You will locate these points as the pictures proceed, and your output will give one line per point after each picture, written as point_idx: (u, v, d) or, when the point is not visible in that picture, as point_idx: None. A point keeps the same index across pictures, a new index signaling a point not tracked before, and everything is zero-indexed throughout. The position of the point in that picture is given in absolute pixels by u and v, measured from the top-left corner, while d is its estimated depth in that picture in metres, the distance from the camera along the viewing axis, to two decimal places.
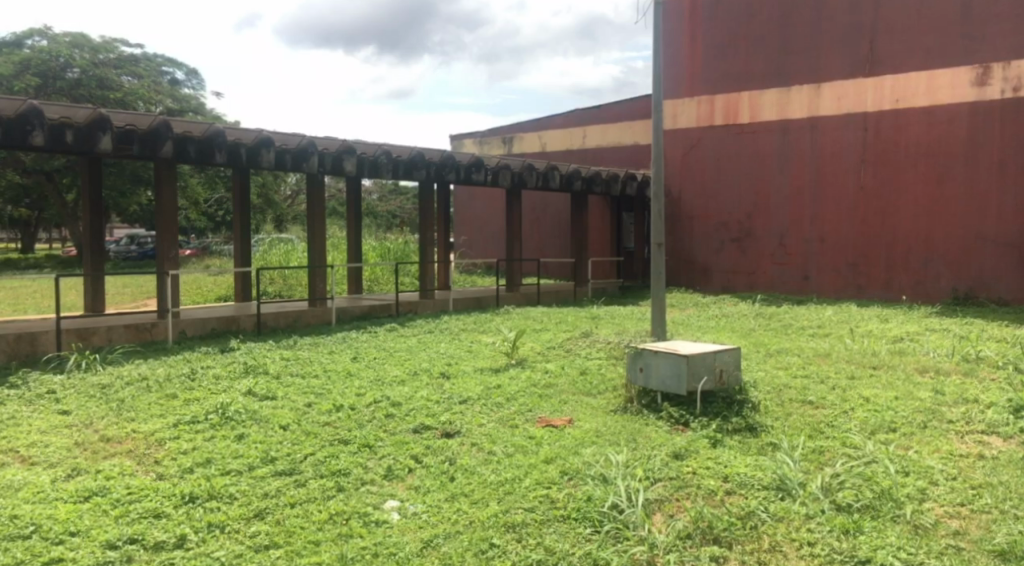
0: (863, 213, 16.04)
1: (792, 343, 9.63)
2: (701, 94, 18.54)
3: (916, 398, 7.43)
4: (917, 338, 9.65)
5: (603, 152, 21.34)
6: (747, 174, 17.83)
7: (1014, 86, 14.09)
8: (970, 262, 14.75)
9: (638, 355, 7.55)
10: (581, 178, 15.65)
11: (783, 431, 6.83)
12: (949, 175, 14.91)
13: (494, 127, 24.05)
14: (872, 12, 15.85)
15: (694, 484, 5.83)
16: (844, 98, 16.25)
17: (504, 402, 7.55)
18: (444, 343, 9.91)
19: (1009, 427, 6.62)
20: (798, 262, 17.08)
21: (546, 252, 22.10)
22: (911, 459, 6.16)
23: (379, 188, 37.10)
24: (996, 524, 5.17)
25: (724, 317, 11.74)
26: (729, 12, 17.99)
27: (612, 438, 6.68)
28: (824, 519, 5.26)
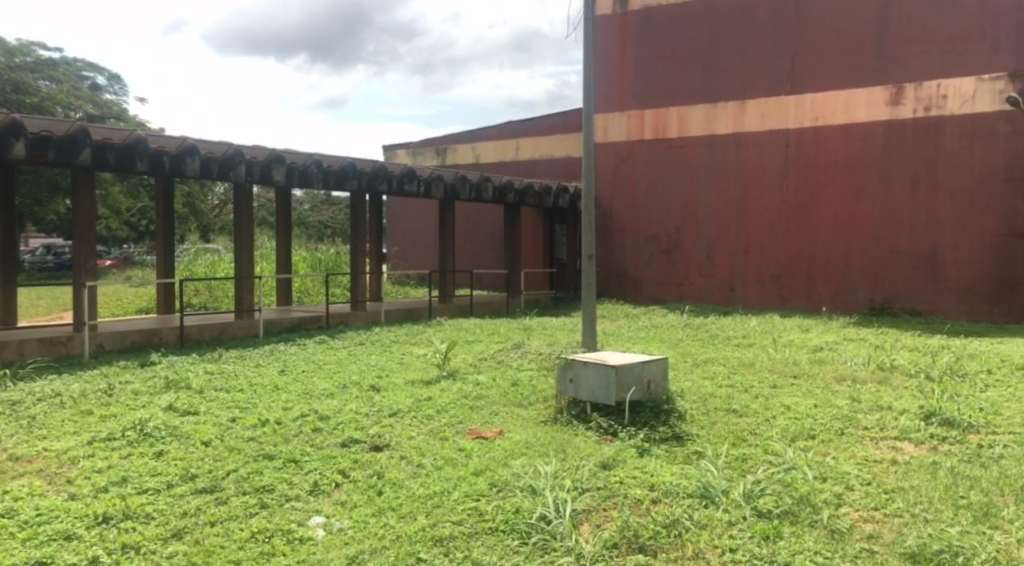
0: (786, 227, 16.55)
1: (718, 353, 9.86)
2: (631, 109, 18.81)
3: (835, 405, 7.69)
4: (836, 347, 10.00)
5: (536, 165, 21.52)
6: (676, 187, 18.17)
7: (925, 106, 14.84)
8: (886, 274, 15.38)
9: (568, 366, 7.62)
10: (514, 190, 15.76)
11: (708, 439, 6.99)
12: (866, 190, 15.52)
13: (428, 137, 23.98)
14: (793, 32, 16.44)
15: (621, 494, 5.91)
16: (767, 114, 16.74)
17: (434, 415, 7.52)
18: (374, 354, 9.82)
19: (921, 433, 6.89)
20: (725, 274, 17.45)
21: (479, 263, 22.15)
22: (829, 465, 6.36)
23: (311, 199, 36.56)
24: (907, 527, 5.35)
25: (654, 327, 11.94)
26: (657, 29, 18.36)
27: (541, 449, 6.72)
28: (745, 525, 5.39)
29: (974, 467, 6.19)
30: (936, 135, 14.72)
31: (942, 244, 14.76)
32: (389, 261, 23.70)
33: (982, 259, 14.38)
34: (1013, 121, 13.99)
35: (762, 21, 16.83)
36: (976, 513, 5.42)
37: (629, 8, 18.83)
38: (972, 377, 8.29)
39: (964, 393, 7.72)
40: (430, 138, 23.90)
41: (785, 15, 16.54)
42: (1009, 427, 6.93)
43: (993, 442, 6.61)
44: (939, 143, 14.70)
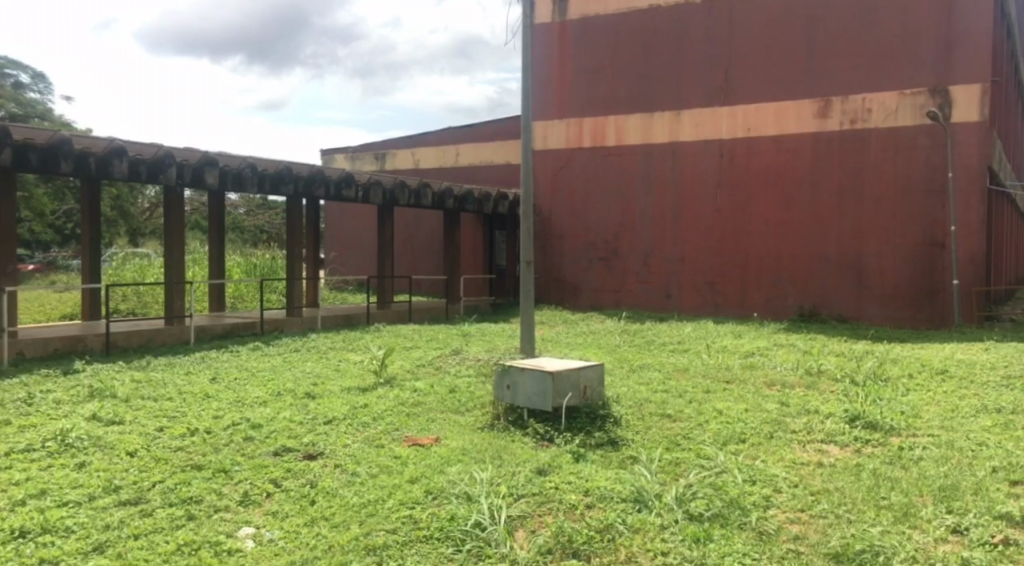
0: (720, 234, 16.92)
1: (654, 358, 10.00)
2: (570, 116, 18.99)
3: (764, 410, 7.88)
4: (766, 352, 10.27)
5: (477, 171, 21.55)
6: (613, 195, 18.40)
7: (851, 119, 15.40)
8: (814, 281, 15.86)
9: (505, 373, 7.65)
10: (453, 196, 15.75)
11: (642, 444, 7.08)
12: (796, 200, 15.99)
13: (367, 142, 23.81)
14: (726, 44, 16.82)
15: (556, 499, 5.94)
16: (702, 124, 17.11)
17: (370, 422, 7.45)
18: (310, 361, 9.69)
19: (845, 436, 7.12)
20: (661, 280, 17.73)
21: (420, 269, 22.05)
22: (758, 468, 6.51)
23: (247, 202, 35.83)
24: (831, 528, 5.48)
25: (591, 333, 12.07)
26: (595, 38, 18.57)
27: (478, 456, 6.72)
28: (677, 529, 5.47)
29: (895, 468, 6.40)
30: (861, 147, 15.28)
31: (867, 252, 15.28)
32: (327, 266, 23.43)
33: (905, 267, 14.92)
34: (933, 134, 14.60)
35: (696, 33, 17.19)
36: (896, 513, 5.57)
37: (567, 17, 19.03)
38: (894, 381, 8.59)
39: (887, 397, 8.00)
40: (369, 143, 23.73)
41: (718, 28, 16.92)
42: (928, 429, 7.20)
43: (913, 444, 6.86)
44: (864, 155, 15.26)
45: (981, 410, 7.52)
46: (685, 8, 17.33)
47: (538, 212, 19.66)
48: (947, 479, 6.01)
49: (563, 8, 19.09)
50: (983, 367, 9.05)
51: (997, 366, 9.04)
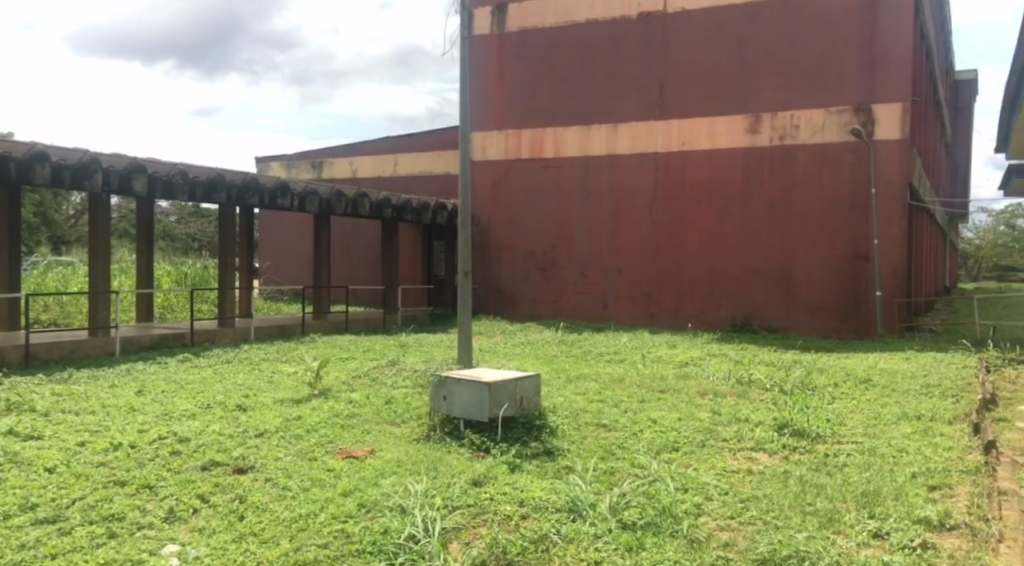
0: (656, 246, 17.19)
1: (590, 369, 10.08)
2: (509, 128, 19.05)
3: (697, 418, 8.03)
4: (699, 362, 10.47)
5: (416, 181, 21.48)
6: (551, 206, 18.53)
7: (781, 135, 15.88)
8: (746, 293, 16.25)
9: (442, 384, 7.62)
10: (391, 206, 15.67)
11: (578, 453, 7.14)
12: (728, 213, 16.37)
13: (303, 151, 23.52)
14: (661, 59, 17.15)
15: (491, 510, 5.93)
16: (638, 138, 17.39)
17: (304, 434, 7.33)
18: (242, 373, 9.48)
19: (774, 444, 7.30)
20: (598, 291, 17.92)
21: (357, 279, 21.84)
22: (690, 476, 6.62)
23: (178, 210, 34.85)
24: (759, 534, 5.56)
25: (528, 344, 12.12)
26: (534, 50, 18.71)
27: (413, 467, 6.67)
28: (610, 538, 5.50)
29: (821, 474, 6.58)
30: (790, 162, 15.75)
31: (796, 265, 15.73)
32: (261, 275, 23.00)
33: (832, 279, 15.40)
34: (858, 151, 15.14)
35: (632, 48, 17.48)
36: (821, 519, 5.71)
37: (506, 29, 19.12)
38: (821, 391, 8.84)
39: (814, 405, 8.24)
40: (305, 151, 23.44)
41: (653, 44, 17.24)
42: (852, 436, 7.44)
43: (838, 451, 7.06)
44: (793, 170, 15.73)
45: (902, 418, 7.79)
46: (621, 23, 17.62)
47: (475, 222, 19.63)
48: (869, 485, 6.20)
49: (502, 20, 19.18)
50: (904, 376, 9.39)
51: (917, 375, 9.40)
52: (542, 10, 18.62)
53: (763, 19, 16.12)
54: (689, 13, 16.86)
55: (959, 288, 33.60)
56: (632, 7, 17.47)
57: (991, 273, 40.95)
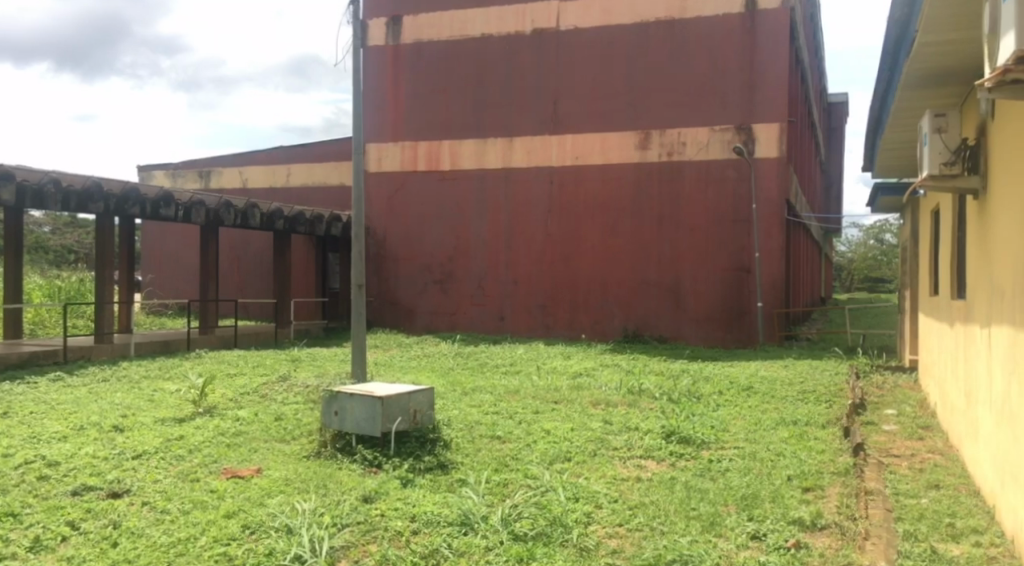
0: (550, 258, 17.45)
1: (486, 381, 10.10)
2: (404, 139, 18.94)
3: (589, 428, 8.18)
4: (592, 373, 10.68)
5: (311, 192, 21.08)
6: (448, 218, 18.53)
7: (669, 151, 16.44)
8: (637, 304, 16.70)
9: (333, 399, 7.48)
10: (284, 217, 15.33)
11: (471, 466, 7.14)
12: (619, 226, 16.81)
13: (190, 159, 22.71)
14: (554, 74, 17.47)
15: (381, 527, 5.85)
16: (533, 152, 17.64)
17: (186, 455, 7.05)
18: (119, 392, 9.03)
19: (662, 451, 7.51)
20: (495, 303, 18.02)
21: (249, 292, 21.24)
22: (581, 485, 6.72)
23: (52, 220, 32.88)
24: (645, 540, 5.68)
25: (425, 357, 12.06)
26: (429, 63, 18.70)
27: (302, 485, 6.51)
28: (501, 550, 5.47)
29: (705, 480, 6.80)
30: (677, 177, 16.33)
31: (683, 277, 16.27)
32: (143, 288, 22.01)
33: (717, 291, 16.03)
34: (740, 168, 15.86)
35: (526, 63, 17.73)
36: (704, 522, 5.89)
37: (401, 41, 19.02)
38: (706, 398, 9.17)
39: (699, 413, 8.54)
40: (192, 159, 22.65)
41: (547, 60, 17.54)
42: (735, 441, 7.74)
43: (722, 456, 7.33)
44: (679, 185, 16.31)
45: (780, 423, 8.17)
46: (515, 38, 17.85)
47: (371, 234, 19.39)
48: (748, 489, 6.46)
49: (396, 32, 19.08)
50: (782, 383, 9.84)
51: (795, 382, 9.87)
52: (437, 24, 18.63)
53: (651, 39, 16.65)
54: (581, 31, 17.25)
55: (833, 297, 35.56)
56: (526, 23, 17.72)
57: (862, 284, 43.09)
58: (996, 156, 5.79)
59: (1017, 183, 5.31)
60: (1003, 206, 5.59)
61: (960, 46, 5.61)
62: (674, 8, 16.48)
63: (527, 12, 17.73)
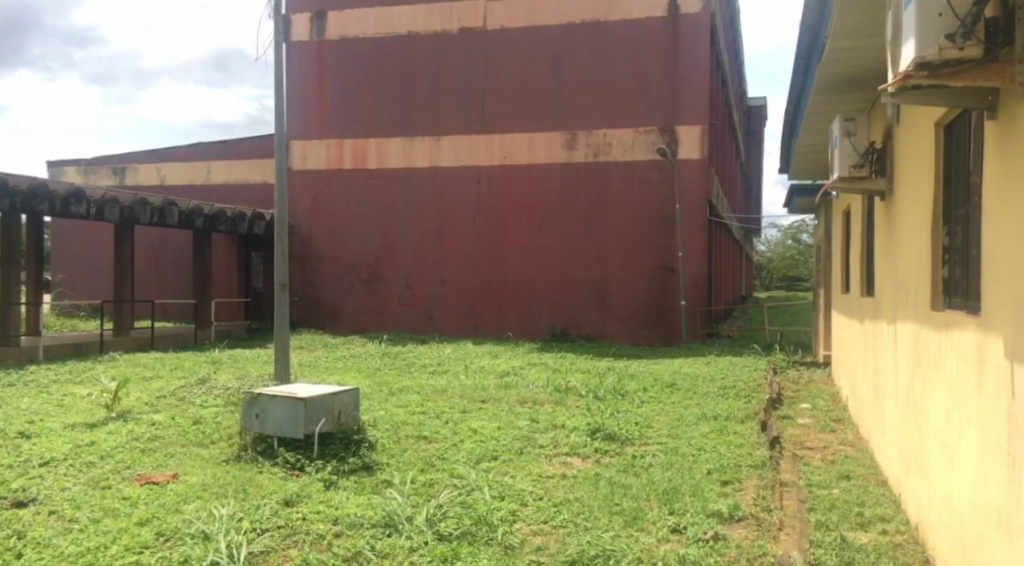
0: (479, 257, 17.46)
1: (413, 381, 10.04)
2: (330, 137, 18.66)
3: (516, 426, 8.21)
4: (520, 371, 10.73)
5: (235, 190, 20.57)
6: (374, 217, 18.35)
7: (594, 152, 16.65)
8: (564, 303, 16.87)
9: (254, 401, 7.31)
10: (203, 215, 14.92)
11: (397, 467, 7.07)
12: (547, 227, 16.94)
13: (104, 155, 21.91)
14: (482, 73, 17.47)
15: (302, 531, 5.73)
16: (461, 151, 17.62)
17: (97, 461, 6.79)
18: (25, 397, 8.63)
19: (587, 448, 7.60)
20: (423, 303, 17.93)
21: (167, 292, 20.63)
22: (506, 484, 6.73)
23: None
24: (569, 536, 5.71)
25: (351, 357, 11.91)
26: (355, 60, 18.46)
27: (219, 490, 6.34)
28: (425, 550, 5.39)
29: (628, 476, 6.89)
30: (603, 178, 16.56)
31: (609, 276, 16.51)
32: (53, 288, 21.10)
33: (642, 289, 16.33)
34: (663, 169, 16.19)
35: (453, 62, 17.68)
36: (626, 517, 5.96)
37: (326, 36, 18.73)
38: (630, 395, 9.31)
39: (623, 409, 8.67)
40: (107, 155, 21.85)
41: (474, 59, 17.53)
42: (657, 437, 7.89)
43: (644, 452, 7.45)
44: (605, 186, 16.55)
45: (701, 418, 8.36)
46: (442, 37, 17.78)
47: (296, 233, 19.04)
48: (670, 483, 6.58)
49: (321, 27, 18.77)
50: (703, 379, 10.07)
51: (715, 378, 10.12)
52: (362, 20, 18.41)
53: (577, 40, 16.81)
54: (507, 30, 17.30)
55: (753, 295, 36.76)
56: (453, 22, 17.68)
57: (781, 284, 45.05)
58: (901, 159, 6.04)
59: (920, 185, 5.56)
60: (907, 207, 5.85)
61: (864, 53, 5.82)
62: (599, 10, 16.67)
63: (454, 11, 17.67)
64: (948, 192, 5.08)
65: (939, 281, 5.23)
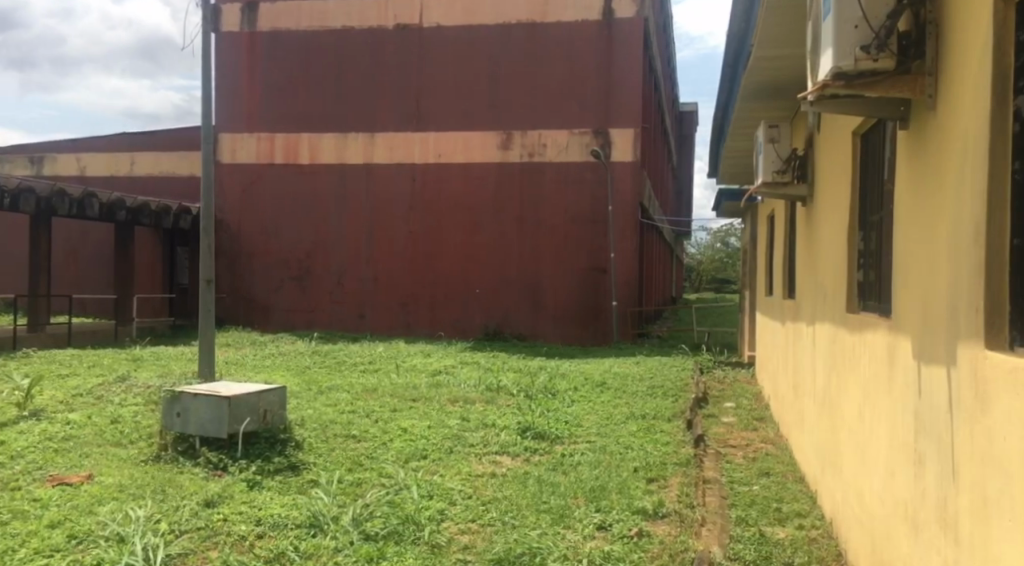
0: (412, 256, 17.36)
1: (343, 380, 9.92)
2: (260, 131, 18.29)
3: (446, 425, 8.19)
4: (452, 370, 10.72)
5: (161, 183, 19.99)
6: (306, 213, 18.05)
7: (529, 152, 16.73)
8: (498, 302, 16.94)
9: (175, 400, 7.12)
10: (126, 208, 14.44)
11: (323, 466, 6.97)
12: (481, 226, 16.96)
13: (20, 144, 21.07)
14: (417, 70, 17.38)
15: (223, 532, 5.58)
16: (395, 148, 17.47)
17: (6, 462, 6.51)
18: None
19: (516, 447, 7.62)
20: (355, 300, 17.73)
21: (85, 287, 19.97)
22: (436, 483, 6.69)
23: None
24: (495, 535, 5.69)
25: (279, 355, 11.72)
26: (287, 53, 18.14)
27: (137, 491, 6.14)
28: (350, 551, 5.31)
29: (557, 474, 6.94)
30: (538, 178, 16.67)
31: (543, 276, 16.64)
32: None
33: (574, 290, 16.50)
34: (597, 170, 16.38)
35: (388, 58, 17.54)
36: (553, 515, 5.99)
37: (257, 28, 18.36)
38: (561, 394, 9.39)
39: (553, 408, 8.74)
40: (23, 144, 21.02)
41: (409, 56, 17.43)
42: (585, 436, 7.97)
43: (572, 450, 7.52)
44: (540, 186, 16.66)
45: (630, 417, 8.48)
46: (376, 33, 17.62)
47: (225, 229, 18.59)
48: (598, 481, 6.66)
49: (251, 18, 18.39)
50: (633, 379, 10.24)
51: (644, 377, 10.29)
52: (295, 13, 18.11)
53: (512, 40, 16.87)
54: (443, 28, 17.24)
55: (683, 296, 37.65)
56: (388, 17, 17.54)
57: (709, 286, 46.17)
58: (821, 166, 6.23)
59: (838, 191, 5.75)
60: (826, 212, 6.05)
61: (784, 61, 6.00)
62: (534, 11, 16.77)
63: (389, 7, 17.53)
64: (864, 198, 5.26)
65: (854, 284, 5.41)
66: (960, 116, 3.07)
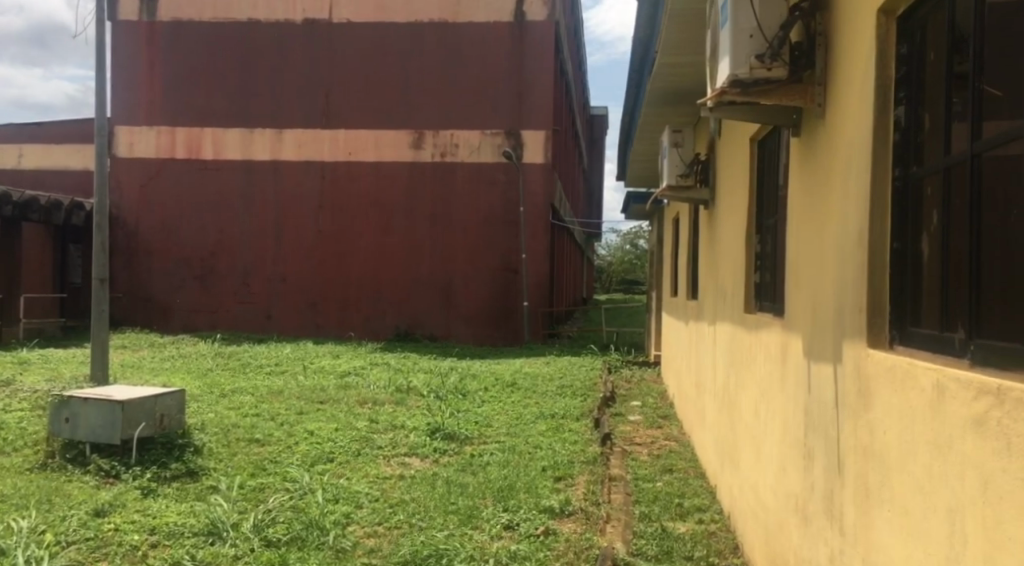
0: (322, 255, 17.04)
1: (247, 382, 9.65)
2: (160, 124, 17.61)
3: (354, 427, 8.07)
4: (361, 371, 10.57)
5: (54, 176, 19.00)
6: (210, 210, 17.47)
7: (442, 152, 16.67)
8: (410, 303, 16.81)
9: (63, 405, 6.77)
10: (12, 202, 13.67)
11: (224, 472, 6.74)
12: (393, 225, 16.79)
13: None
14: (326, 66, 17.07)
15: (115, 542, 5.32)
16: (305, 145, 17.11)
17: None
18: None
19: (425, 448, 7.56)
20: (262, 301, 17.27)
21: None
22: (342, 487, 6.57)
23: None
24: (401, 537, 5.62)
25: (179, 357, 11.30)
26: (190, 44, 17.53)
27: (19, 501, 5.80)
28: (250, 558, 5.14)
29: (465, 474, 6.92)
30: (451, 179, 16.64)
31: (455, 276, 16.62)
32: None
33: (486, 290, 16.55)
34: (509, 171, 16.47)
35: (297, 53, 17.16)
36: (461, 516, 5.96)
37: (157, 17, 17.67)
38: (471, 395, 9.39)
39: (463, 409, 8.73)
40: None
41: (319, 52, 17.10)
42: (495, 436, 7.98)
43: (482, 451, 7.53)
44: (453, 187, 16.63)
45: (539, 417, 8.55)
46: (284, 27, 17.22)
47: (123, 226, 17.80)
48: (506, 480, 6.68)
49: (151, 7, 17.67)
50: (542, 378, 10.33)
51: (553, 377, 10.40)
52: (198, 3, 17.52)
53: (424, 39, 16.78)
54: (353, 24, 17.00)
55: (595, 297, 38.32)
56: (296, 11, 17.17)
57: (619, 286, 47.38)
58: (721, 171, 6.42)
59: (736, 196, 5.93)
60: (726, 216, 6.24)
61: (681, 68, 6.17)
62: (446, 11, 16.72)
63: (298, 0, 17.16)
64: (759, 202, 5.45)
65: (751, 286, 5.59)
66: (845, 126, 3.21)
